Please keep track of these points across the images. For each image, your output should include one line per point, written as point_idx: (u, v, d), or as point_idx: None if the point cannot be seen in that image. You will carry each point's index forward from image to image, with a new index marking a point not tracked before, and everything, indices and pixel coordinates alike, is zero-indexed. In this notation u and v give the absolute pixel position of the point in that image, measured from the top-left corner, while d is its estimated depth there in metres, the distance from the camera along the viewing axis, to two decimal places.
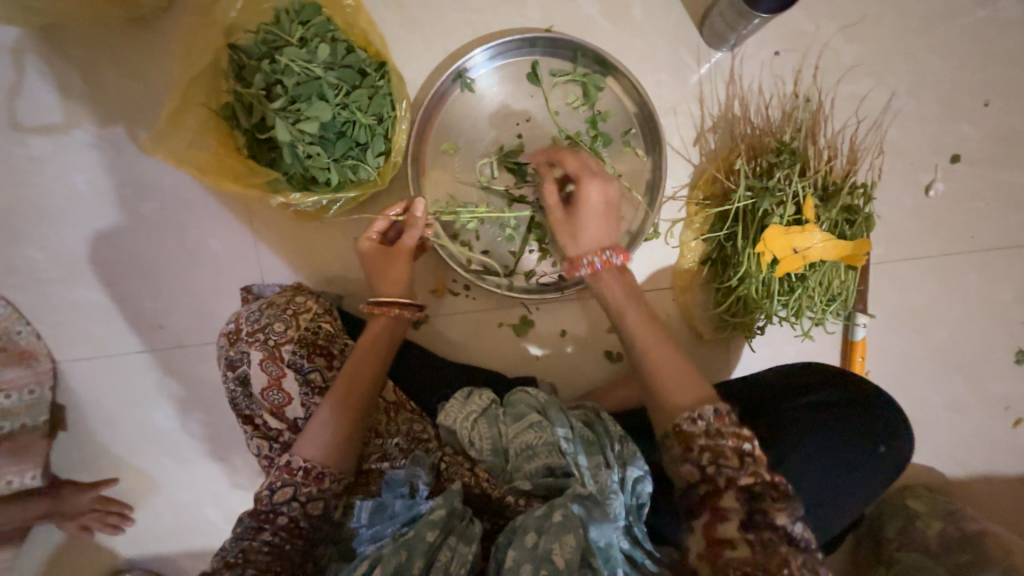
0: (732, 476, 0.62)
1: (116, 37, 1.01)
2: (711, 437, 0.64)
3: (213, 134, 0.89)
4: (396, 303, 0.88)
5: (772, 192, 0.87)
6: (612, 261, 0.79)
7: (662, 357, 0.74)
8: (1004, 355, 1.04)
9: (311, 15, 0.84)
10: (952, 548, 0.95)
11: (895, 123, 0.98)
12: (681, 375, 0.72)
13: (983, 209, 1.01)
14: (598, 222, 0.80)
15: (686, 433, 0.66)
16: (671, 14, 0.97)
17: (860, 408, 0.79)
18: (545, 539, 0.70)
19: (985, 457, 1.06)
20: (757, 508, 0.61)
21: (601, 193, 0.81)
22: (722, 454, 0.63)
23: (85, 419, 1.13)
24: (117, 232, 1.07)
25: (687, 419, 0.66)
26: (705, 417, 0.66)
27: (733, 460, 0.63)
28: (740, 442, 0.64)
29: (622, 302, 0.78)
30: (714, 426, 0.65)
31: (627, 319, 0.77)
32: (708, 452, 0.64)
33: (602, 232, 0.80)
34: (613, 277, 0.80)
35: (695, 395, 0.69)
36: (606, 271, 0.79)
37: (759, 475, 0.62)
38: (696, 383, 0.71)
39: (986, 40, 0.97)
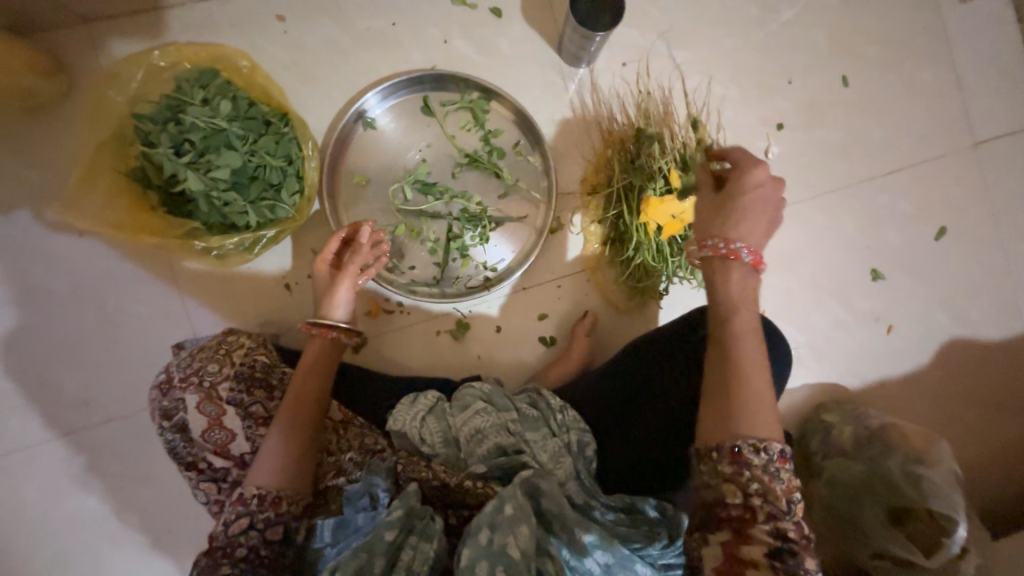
0: (775, 513, 0.63)
1: (14, 127, 1.04)
2: (769, 474, 0.64)
3: (125, 197, 0.93)
4: (333, 326, 0.92)
5: (641, 172, 1.05)
6: (742, 254, 0.74)
7: (751, 371, 0.70)
8: (864, 276, 1.24)
9: (211, 79, 0.93)
10: (863, 444, 1.09)
11: (727, 105, 1.20)
12: (763, 400, 0.68)
13: (813, 162, 1.24)
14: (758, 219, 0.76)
15: (743, 457, 0.65)
16: (534, 44, 1.16)
17: None
18: (498, 534, 0.72)
19: (874, 365, 1.23)
20: (788, 547, 0.62)
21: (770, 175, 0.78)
22: (773, 491, 0.64)
23: (9, 523, 1.04)
24: (31, 316, 1.04)
25: (751, 447, 0.65)
26: (771, 452, 0.65)
27: (782, 501, 0.64)
28: (790, 487, 0.65)
29: (735, 302, 0.74)
30: (773, 462, 0.65)
31: (736, 320, 0.73)
32: (757, 482, 0.64)
33: (760, 231, 0.77)
34: (738, 272, 0.75)
35: (771, 429, 0.67)
36: (732, 263, 0.75)
37: (798, 524, 0.63)
38: (772, 414, 0.68)
39: (778, 35, 1.23)
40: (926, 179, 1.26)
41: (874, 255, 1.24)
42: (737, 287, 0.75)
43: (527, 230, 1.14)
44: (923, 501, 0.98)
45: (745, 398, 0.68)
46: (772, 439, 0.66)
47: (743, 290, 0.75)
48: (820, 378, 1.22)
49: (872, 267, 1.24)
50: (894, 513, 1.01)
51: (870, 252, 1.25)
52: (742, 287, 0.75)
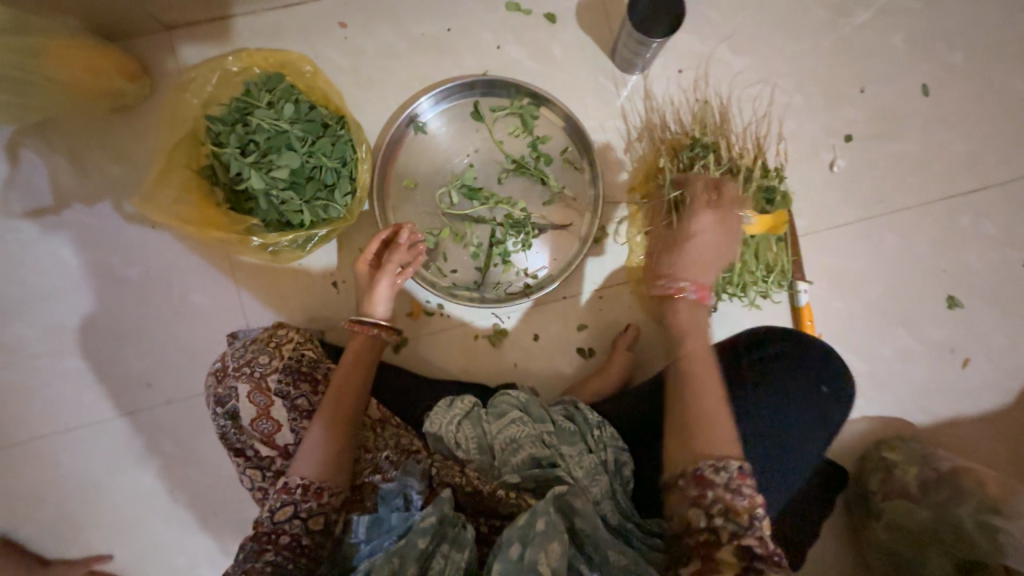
0: (736, 532, 0.68)
1: (101, 126, 1.13)
2: (731, 492, 0.70)
3: (194, 192, 0.99)
4: (372, 323, 0.95)
5: (695, 182, 1.00)
6: (685, 294, 0.92)
7: (705, 393, 0.80)
8: (938, 303, 1.14)
9: (277, 83, 0.97)
10: (930, 487, 1.00)
11: (791, 114, 1.14)
12: (719, 417, 0.77)
13: (884, 176, 1.15)
14: (691, 252, 0.97)
15: (705, 478, 0.72)
16: (587, 49, 1.14)
17: (803, 367, 0.88)
18: (530, 550, 0.70)
19: (947, 401, 1.12)
20: (749, 564, 0.66)
21: (713, 217, 0.97)
22: (733, 509, 0.69)
23: (77, 491, 1.12)
24: (108, 300, 1.13)
25: (711, 467, 0.72)
26: (728, 470, 0.71)
27: (743, 518, 0.69)
28: (752, 504, 0.69)
29: (683, 330, 0.90)
30: (734, 480, 0.71)
31: (687, 348, 0.87)
32: (720, 503, 0.70)
33: (693, 266, 0.95)
34: (686, 307, 0.93)
35: (727, 446, 0.74)
36: (679, 304, 0.93)
37: (760, 539, 0.67)
38: (728, 431, 0.76)
39: (851, 41, 1.15)
40: (1017, 198, 1.14)
41: (951, 280, 1.14)
42: (685, 316, 0.92)
43: (571, 239, 1.12)
44: (1000, 557, 0.87)
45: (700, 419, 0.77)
46: (730, 456, 0.73)
47: (692, 321, 0.91)
48: (882, 411, 1.13)
49: (948, 294, 1.13)
50: (962, 567, 0.92)
51: (946, 277, 1.14)
52: (691, 317, 0.92)
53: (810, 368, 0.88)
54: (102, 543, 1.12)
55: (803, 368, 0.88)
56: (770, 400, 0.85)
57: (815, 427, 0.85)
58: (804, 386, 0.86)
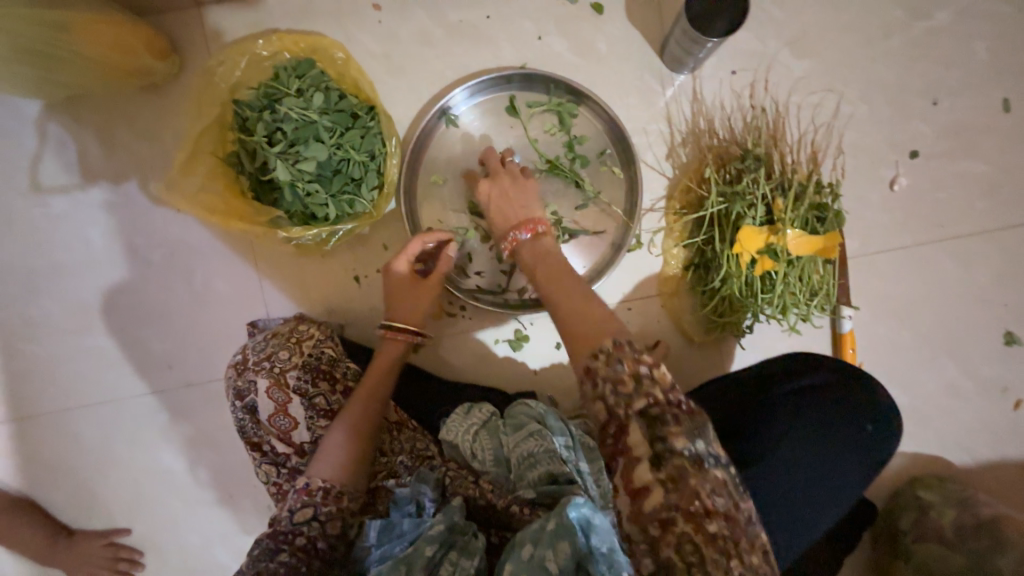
0: (633, 409, 0.57)
1: (130, 103, 1.11)
2: (611, 363, 0.59)
3: (220, 180, 0.97)
4: (408, 330, 0.93)
5: (742, 197, 0.93)
6: (519, 235, 0.80)
7: (564, 299, 0.69)
8: (995, 338, 1.06)
9: (307, 69, 0.93)
10: (968, 534, 0.92)
11: (851, 125, 1.05)
12: (585, 309, 0.67)
13: (949, 198, 1.06)
14: (502, 207, 0.87)
15: (589, 368, 0.61)
16: (633, 44, 1.07)
17: (846, 405, 0.82)
18: (540, 547, 0.68)
19: (993, 444, 1.05)
20: (658, 438, 0.56)
21: (492, 183, 0.90)
22: (620, 381, 0.58)
23: (98, 465, 1.15)
24: (131, 280, 1.13)
25: (591, 354, 0.61)
26: (604, 347, 0.61)
27: (630, 386, 0.58)
28: (635, 363, 0.59)
29: (532, 265, 0.77)
30: (614, 353, 0.60)
31: (539, 274, 0.75)
32: (609, 382, 0.59)
33: (510, 215, 0.85)
34: (528, 245, 0.79)
35: (598, 327, 0.64)
36: (518, 245, 0.80)
37: (656, 400, 0.57)
38: (597, 312, 0.66)
39: (926, 48, 1.05)
40: None
41: (1012, 315, 1.05)
42: (529, 253, 0.78)
43: (603, 246, 1.07)
44: None
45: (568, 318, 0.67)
46: (606, 332, 0.63)
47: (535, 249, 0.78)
48: (921, 448, 1.06)
49: (1007, 329, 1.05)
50: None
51: (1007, 312, 1.06)
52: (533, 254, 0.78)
53: (849, 404, 0.82)
54: (120, 518, 1.15)
55: (843, 407, 0.82)
56: (805, 437, 0.80)
57: (853, 469, 0.80)
58: (841, 424, 0.81)
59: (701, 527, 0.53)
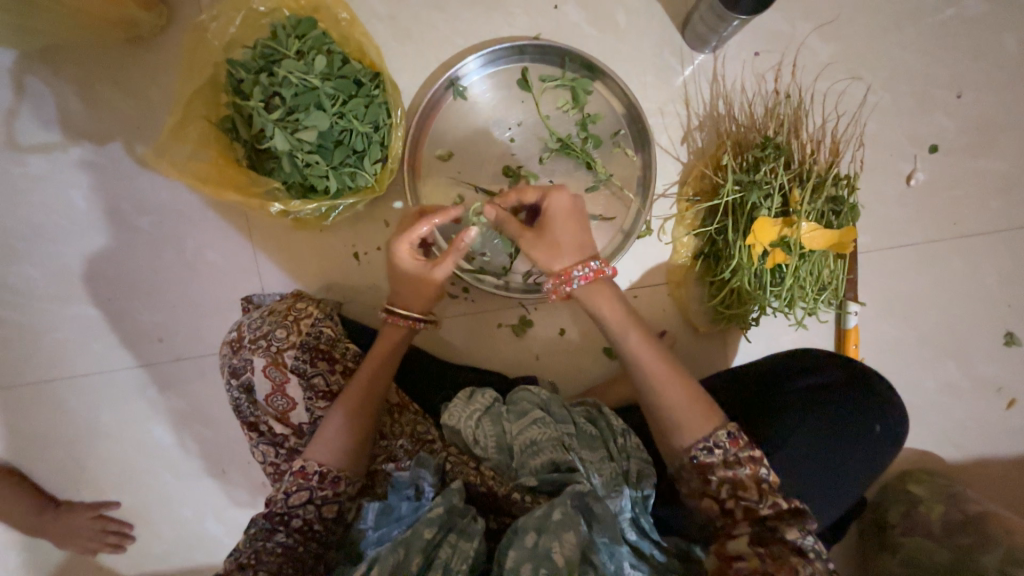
0: (750, 507, 0.66)
1: (114, 56, 1.03)
2: (730, 466, 0.67)
3: (212, 147, 0.91)
4: (410, 315, 0.89)
5: (759, 186, 0.89)
6: (603, 271, 0.77)
7: (670, 386, 0.72)
8: (995, 339, 1.06)
9: (307, 29, 0.87)
10: (955, 530, 0.94)
11: (873, 115, 1.02)
12: (687, 397, 0.71)
13: (964, 196, 1.04)
14: (576, 234, 0.77)
15: (704, 463, 0.69)
16: (655, 18, 1.01)
17: (852, 403, 0.82)
18: (545, 538, 0.68)
19: (983, 441, 1.07)
20: (766, 526, 0.65)
21: (568, 200, 0.77)
22: (740, 483, 0.67)
23: (85, 436, 1.12)
24: (118, 248, 1.07)
25: (703, 448, 0.68)
26: (722, 444, 0.68)
27: (751, 490, 0.66)
28: (756, 468, 0.67)
29: (622, 323, 0.76)
30: (730, 452, 0.68)
31: (629, 338, 0.75)
32: (726, 482, 0.67)
33: (578, 243, 0.77)
34: (604, 291, 0.77)
35: (709, 420, 0.70)
36: (597, 284, 0.77)
37: (775, 504, 0.65)
38: (701, 401, 0.72)
39: (956, 36, 1.01)
40: None
41: (1014, 316, 1.06)
42: (614, 313, 0.76)
43: (612, 232, 1.03)
44: None
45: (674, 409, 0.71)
46: (714, 429, 0.69)
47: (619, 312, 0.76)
48: (914, 443, 1.08)
49: (1008, 330, 1.05)
50: None
51: (1009, 312, 1.06)
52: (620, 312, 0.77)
53: (854, 404, 0.82)
54: (109, 490, 1.13)
55: (848, 404, 0.82)
56: (809, 434, 0.80)
57: (854, 466, 0.81)
58: (845, 422, 0.81)
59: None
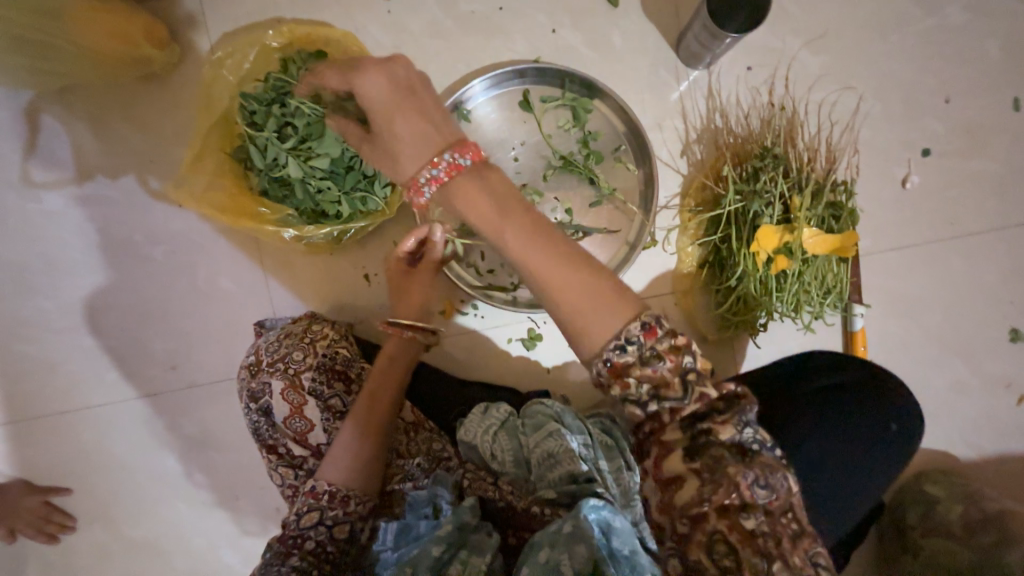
0: (675, 407, 0.53)
1: (128, 94, 1.06)
2: (645, 361, 0.53)
3: (227, 176, 0.94)
4: (410, 325, 0.90)
5: (761, 195, 0.92)
6: (458, 164, 0.56)
7: (569, 280, 0.54)
8: (1001, 335, 1.08)
9: (317, 61, 0.90)
10: (975, 529, 0.94)
11: (865, 123, 1.05)
12: (587, 288, 0.54)
13: (959, 197, 1.07)
14: (407, 121, 0.59)
15: (618, 366, 0.53)
16: (650, 38, 1.05)
17: (867, 404, 0.83)
18: (555, 551, 0.67)
19: (996, 438, 1.08)
20: (698, 430, 0.52)
21: (383, 80, 0.61)
22: (663, 382, 0.53)
23: (99, 466, 1.12)
24: (132, 278, 1.09)
25: (614, 346, 0.53)
26: (636, 337, 0.52)
27: (674, 386, 0.53)
28: (678, 357, 0.53)
29: (491, 224, 0.55)
30: (646, 346, 0.53)
31: (506, 237, 0.55)
32: (646, 383, 0.53)
33: (415, 127, 0.59)
34: (467, 183, 0.56)
35: (619, 309, 0.53)
36: (457, 179, 0.56)
37: (701, 395, 0.53)
38: (608, 290, 0.54)
39: (940, 45, 1.05)
40: None
41: (1018, 313, 1.07)
42: (483, 208, 0.56)
43: (617, 245, 1.05)
44: None
45: (578, 310, 0.54)
46: (625, 322, 0.53)
47: (483, 202, 0.55)
48: (928, 443, 1.08)
49: (1013, 326, 1.07)
50: None
51: (1012, 310, 1.07)
52: (488, 202, 0.56)
53: (869, 404, 0.83)
54: (123, 521, 1.12)
55: (861, 404, 0.83)
56: (827, 439, 0.80)
57: (873, 468, 0.81)
58: (861, 424, 0.82)
59: (734, 522, 0.49)
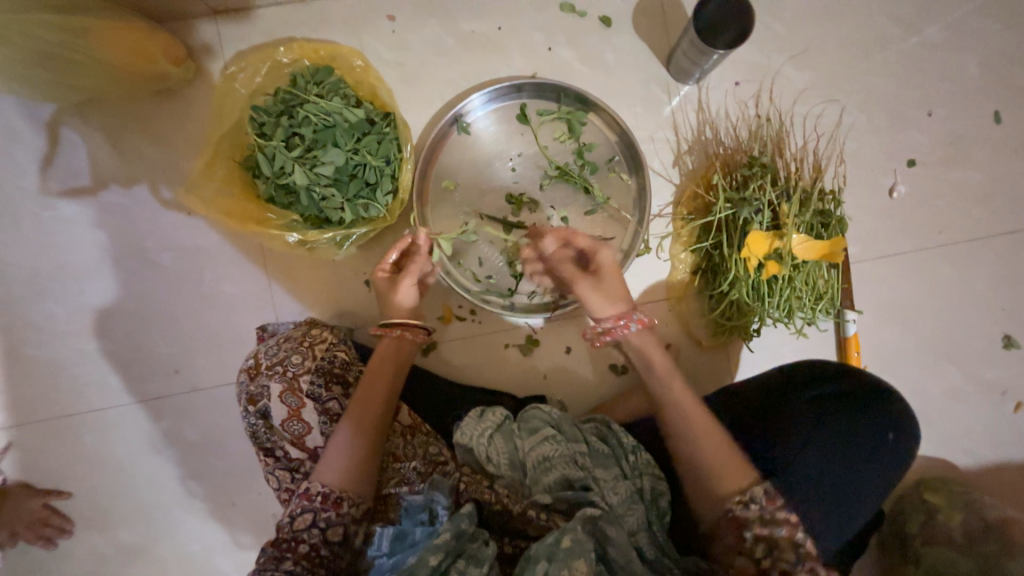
0: (786, 569, 0.70)
1: (144, 108, 1.12)
2: (765, 523, 0.72)
3: (237, 184, 0.98)
4: (398, 324, 0.93)
5: (750, 202, 0.94)
6: (642, 324, 0.87)
7: (710, 441, 0.78)
8: (994, 341, 1.09)
9: (325, 76, 0.95)
10: (976, 537, 0.93)
11: (850, 135, 1.09)
12: (723, 450, 0.78)
13: (946, 205, 1.10)
14: (615, 283, 0.89)
15: (739, 518, 0.73)
16: (641, 55, 1.10)
17: (866, 406, 0.81)
18: (554, 567, 0.68)
19: (995, 445, 1.07)
20: None
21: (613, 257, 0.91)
22: (777, 545, 0.71)
23: (100, 470, 1.12)
24: (140, 283, 1.12)
25: (738, 502, 0.73)
26: (758, 500, 0.73)
27: (787, 552, 0.71)
28: (792, 530, 0.71)
29: (665, 372, 0.86)
30: (766, 510, 0.72)
31: (670, 387, 0.85)
32: (762, 541, 0.72)
33: (621, 292, 0.88)
34: (643, 341, 0.88)
35: (746, 476, 0.75)
36: (634, 334, 0.87)
37: (810, 567, 0.70)
38: (739, 459, 0.77)
39: (918, 62, 1.10)
40: None
41: (1010, 319, 1.08)
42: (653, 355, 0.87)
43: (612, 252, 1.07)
44: None
45: (716, 462, 0.77)
46: (749, 484, 0.74)
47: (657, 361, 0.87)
48: (926, 450, 1.08)
49: (1005, 333, 1.08)
50: None
51: (1004, 316, 1.09)
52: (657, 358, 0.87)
53: (872, 407, 0.81)
54: (121, 526, 1.13)
55: (864, 409, 0.80)
56: (825, 443, 0.79)
57: (876, 475, 0.78)
58: (861, 426, 0.80)
59: None
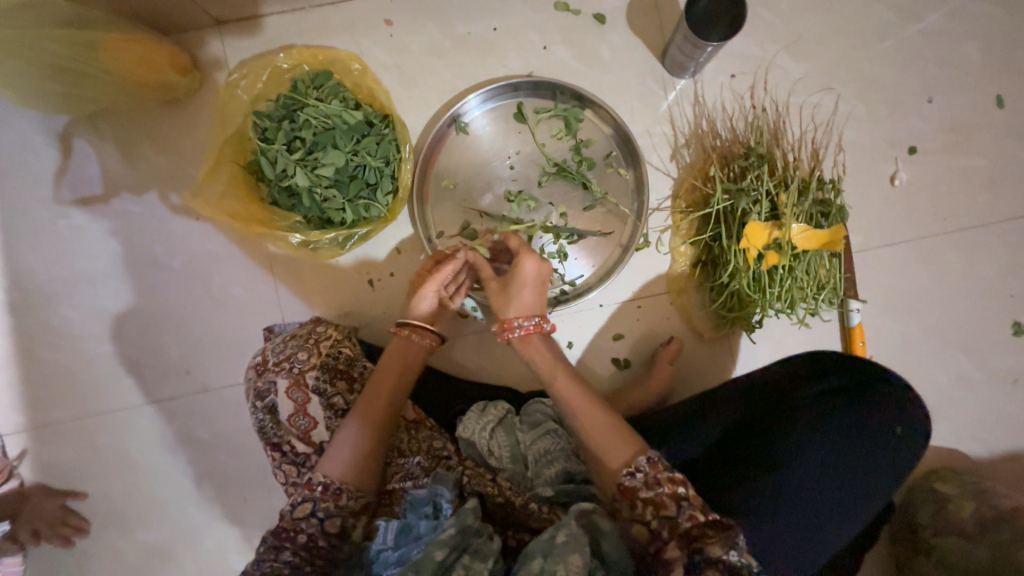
0: (672, 526, 0.66)
1: (152, 117, 1.15)
2: (651, 487, 0.69)
3: (241, 188, 1.01)
4: (408, 323, 0.93)
5: (747, 192, 0.95)
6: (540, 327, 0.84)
7: (597, 424, 0.75)
8: (1003, 329, 1.07)
9: (324, 80, 0.98)
10: (989, 527, 0.91)
11: (849, 123, 1.09)
12: (608, 430, 0.74)
13: (949, 192, 1.08)
14: (530, 293, 0.85)
15: (629, 488, 0.70)
16: (636, 51, 1.11)
17: (868, 403, 0.79)
18: (550, 562, 0.66)
19: (1007, 434, 1.06)
20: (694, 549, 0.65)
21: (538, 268, 0.85)
22: (661, 504, 0.67)
23: (115, 470, 1.15)
24: (150, 287, 1.15)
25: (627, 473, 0.70)
26: (643, 468, 0.70)
27: (671, 508, 0.67)
28: (675, 487, 0.68)
29: (549, 368, 0.80)
30: (651, 475, 0.69)
31: (557, 380, 0.79)
32: (650, 505, 0.68)
33: (534, 302, 0.85)
34: (540, 342, 0.83)
35: (631, 446, 0.72)
36: (533, 336, 0.83)
37: (693, 516, 0.66)
38: (625, 439, 0.73)
39: (916, 49, 1.09)
40: None
41: (1019, 306, 1.07)
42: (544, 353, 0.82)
43: (611, 247, 1.09)
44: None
45: (603, 441, 0.74)
46: (635, 456, 0.71)
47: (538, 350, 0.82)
48: (936, 440, 1.06)
49: (1014, 320, 1.06)
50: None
51: (1012, 303, 1.07)
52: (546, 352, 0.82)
53: (874, 403, 0.79)
54: (136, 524, 1.15)
55: (869, 406, 0.78)
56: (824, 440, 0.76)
57: (879, 474, 0.76)
58: (864, 425, 0.77)
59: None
